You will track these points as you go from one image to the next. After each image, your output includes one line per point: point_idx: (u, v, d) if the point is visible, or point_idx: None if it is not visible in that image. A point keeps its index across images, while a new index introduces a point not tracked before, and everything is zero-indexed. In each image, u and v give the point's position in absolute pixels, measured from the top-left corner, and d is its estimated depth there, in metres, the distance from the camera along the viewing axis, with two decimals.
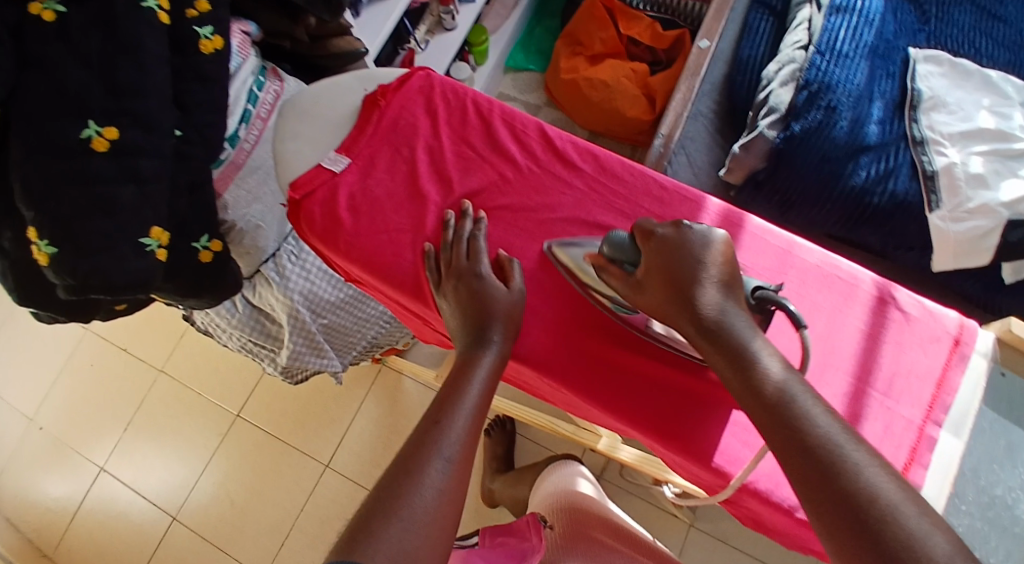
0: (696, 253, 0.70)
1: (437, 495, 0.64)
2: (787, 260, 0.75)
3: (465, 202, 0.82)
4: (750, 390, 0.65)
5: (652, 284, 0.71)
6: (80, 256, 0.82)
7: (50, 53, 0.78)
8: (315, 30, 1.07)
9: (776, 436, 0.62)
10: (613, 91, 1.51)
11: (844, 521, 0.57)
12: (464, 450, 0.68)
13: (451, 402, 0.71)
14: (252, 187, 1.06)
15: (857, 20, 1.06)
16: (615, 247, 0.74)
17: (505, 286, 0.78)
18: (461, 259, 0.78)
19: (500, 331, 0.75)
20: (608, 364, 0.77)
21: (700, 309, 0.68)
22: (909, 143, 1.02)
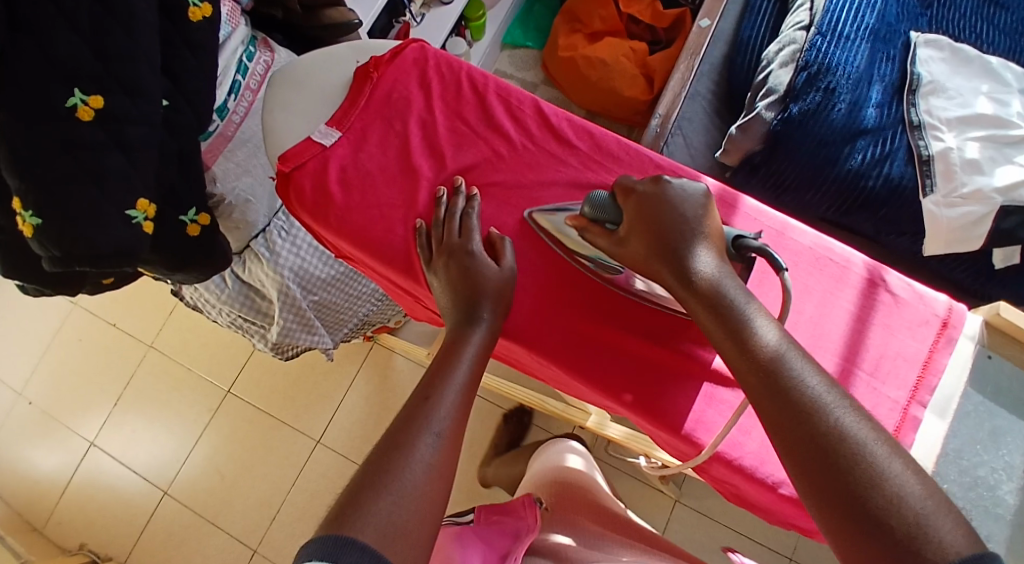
0: (679, 207, 0.71)
1: (427, 470, 0.64)
2: (779, 241, 0.74)
3: (458, 178, 0.81)
4: (739, 348, 0.65)
5: (632, 241, 0.72)
6: (66, 225, 0.79)
7: (42, 16, 0.74)
8: (306, 1, 1.04)
9: (765, 395, 0.62)
10: (611, 69, 1.50)
11: (834, 486, 0.57)
12: (454, 426, 0.68)
13: (442, 377, 0.71)
14: (241, 160, 1.04)
15: (858, 2, 1.06)
16: (597, 208, 0.75)
17: (497, 264, 0.77)
18: (453, 236, 0.78)
19: (491, 309, 0.75)
20: (593, 341, 0.77)
21: (689, 270, 0.68)
22: (906, 127, 1.02)
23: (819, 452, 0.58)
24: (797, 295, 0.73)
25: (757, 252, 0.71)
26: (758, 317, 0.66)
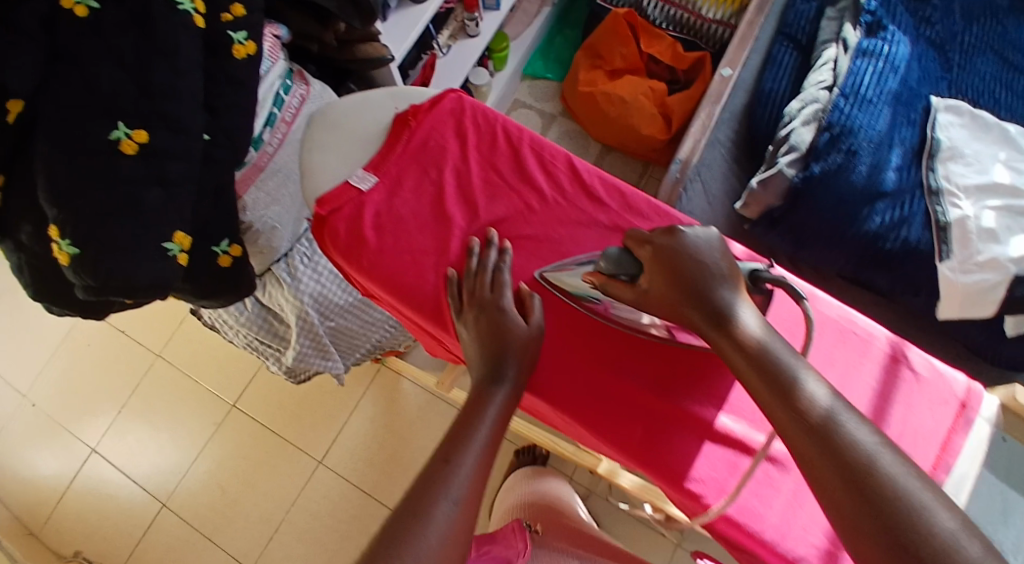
0: (697, 255, 0.72)
1: (444, 538, 0.64)
2: (805, 310, 0.77)
3: (491, 231, 0.83)
4: (771, 390, 0.65)
5: (654, 290, 0.73)
6: (103, 253, 0.81)
7: (86, 49, 0.78)
8: (344, 36, 1.07)
9: (798, 437, 0.63)
10: (630, 107, 1.51)
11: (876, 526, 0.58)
12: (470, 494, 0.68)
13: (462, 441, 0.71)
14: (271, 190, 1.06)
15: (883, 67, 1.07)
16: (614, 263, 0.75)
17: (526, 321, 0.78)
18: (485, 290, 0.79)
19: (516, 367, 0.75)
20: (612, 399, 0.77)
21: (719, 312, 0.70)
22: (924, 192, 1.04)
23: (858, 494, 0.59)
24: (821, 364, 0.75)
25: (773, 285, 0.74)
26: (788, 356, 0.67)
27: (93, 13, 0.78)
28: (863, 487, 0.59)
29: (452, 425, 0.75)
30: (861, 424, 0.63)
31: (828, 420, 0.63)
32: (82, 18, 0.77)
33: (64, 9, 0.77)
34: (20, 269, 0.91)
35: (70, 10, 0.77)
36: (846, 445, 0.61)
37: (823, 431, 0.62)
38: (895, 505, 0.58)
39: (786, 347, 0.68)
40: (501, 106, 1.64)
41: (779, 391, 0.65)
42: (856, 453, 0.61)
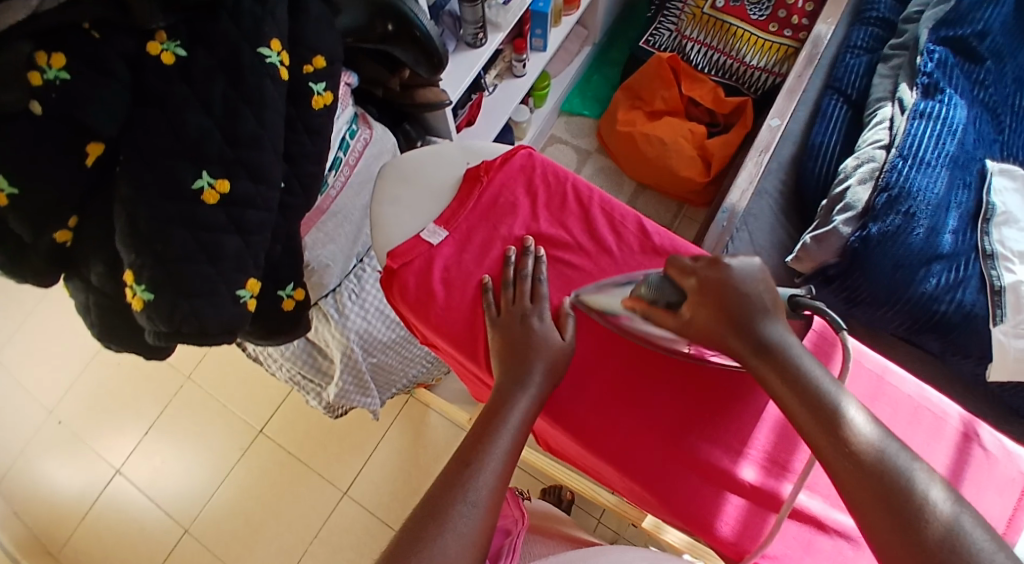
0: (740, 286, 0.75)
1: (460, 542, 0.67)
2: (878, 386, 0.77)
3: (528, 239, 0.85)
4: (810, 413, 0.68)
5: (698, 319, 0.75)
6: (179, 298, 0.84)
7: (174, 92, 0.79)
8: (407, 81, 1.11)
9: (827, 448, 0.67)
10: (669, 148, 1.51)
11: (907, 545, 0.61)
12: (490, 498, 0.70)
13: (483, 445, 0.73)
14: (330, 230, 1.11)
15: (941, 129, 1.08)
16: (654, 289, 0.78)
17: (560, 335, 0.80)
18: (525, 300, 0.82)
19: (543, 373, 0.77)
20: (654, 443, 0.77)
21: (763, 340, 0.73)
22: (979, 255, 1.05)
23: (888, 511, 0.63)
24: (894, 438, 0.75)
25: (812, 311, 0.77)
26: (902, 458, 0.65)
27: (180, 60, 0.79)
28: (892, 501, 0.63)
29: (473, 426, 0.76)
30: (890, 442, 0.66)
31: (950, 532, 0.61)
32: (169, 64, 0.79)
33: (151, 54, 0.78)
34: (87, 308, 0.93)
35: (157, 56, 0.78)
36: (874, 459, 0.65)
37: (852, 446, 0.66)
38: (929, 527, 0.61)
39: (825, 375, 0.71)
40: (538, 142, 1.65)
41: (817, 415, 0.68)
42: (885, 470, 0.64)
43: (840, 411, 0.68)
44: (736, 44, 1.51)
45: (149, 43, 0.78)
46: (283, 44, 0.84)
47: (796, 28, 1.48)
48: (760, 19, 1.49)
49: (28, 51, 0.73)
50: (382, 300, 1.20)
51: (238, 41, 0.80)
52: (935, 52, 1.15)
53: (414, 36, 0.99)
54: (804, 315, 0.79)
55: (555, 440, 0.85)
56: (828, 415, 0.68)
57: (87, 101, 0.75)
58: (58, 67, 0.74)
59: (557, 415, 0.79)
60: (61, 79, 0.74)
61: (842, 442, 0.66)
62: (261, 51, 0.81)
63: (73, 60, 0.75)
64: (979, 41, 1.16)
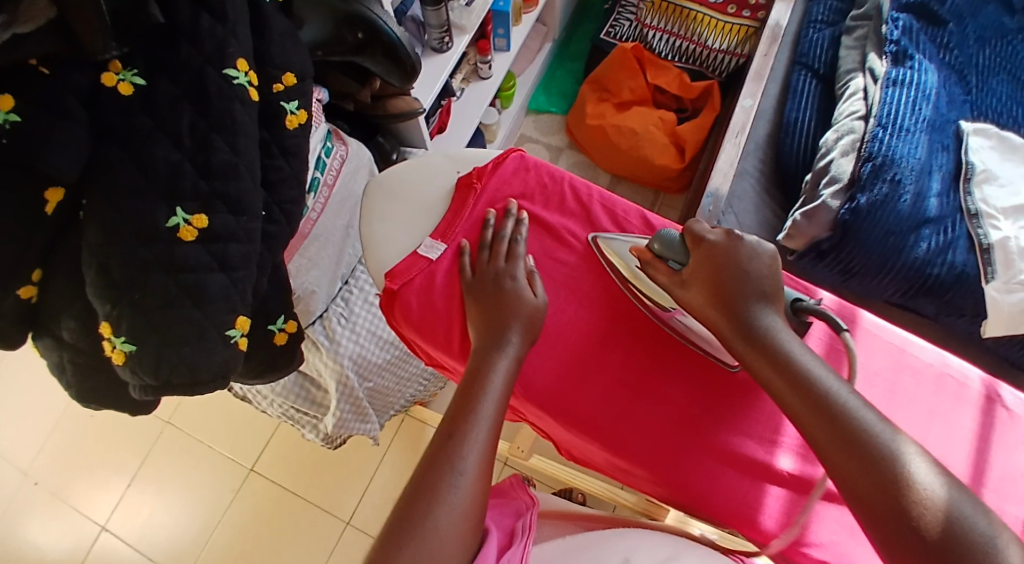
0: (742, 264, 0.75)
1: (452, 514, 0.68)
2: (900, 358, 0.79)
3: (513, 202, 0.87)
4: (801, 399, 0.68)
5: (694, 281, 0.77)
6: (165, 347, 0.79)
7: (135, 127, 0.74)
8: (378, 91, 1.07)
9: (820, 430, 0.66)
10: (641, 139, 1.51)
11: (893, 516, 0.61)
12: (480, 465, 0.71)
13: (466, 417, 0.73)
14: (313, 255, 1.07)
15: (915, 95, 1.10)
16: (665, 245, 0.80)
17: (531, 293, 0.82)
18: (500, 260, 0.83)
19: (520, 332, 0.78)
20: (674, 434, 0.77)
21: (752, 329, 0.72)
22: (964, 215, 1.06)
23: (882, 486, 0.62)
24: (922, 408, 0.77)
25: (815, 317, 0.77)
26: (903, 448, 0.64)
27: (138, 89, 0.75)
28: (883, 473, 0.62)
29: (456, 392, 0.76)
30: (883, 419, 0.66)
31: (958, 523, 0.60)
32: (128, 95, 0.74)
33: (106, 86, 0.74)
34: (61, 369, 0.87)
35: (114, 87, 0.74)
36: (863, 436, 0.64)
37: (843, 424, 0.65)
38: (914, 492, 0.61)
39: (817, 362, 0.70)
40: (509, 142, 1.63)
41: (807, 398, 0.67)
42: (877, 448, 0.63)
43: (831, 393, 0.67)
44: (697, 27, 1.52)
45: (103, 73, 0.74)
46: (250, 64, 0.80)
47: (754, 8, 1.48)
48: (717, 2, 1.50)
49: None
50: (373, 321, 1.16)
51: (202, 66, 0.76)
52: (899, 20, 1.18)
53: (385, 45, 0.95)
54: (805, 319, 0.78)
55: (569, 440, 0.84)
56: (819, 397, 0.67)
57: (41, 144, 0.70)
58: (7, 109, 0.69)
59: (575, 419, 0.78)
60: (11, 122, 0.69)
61: (834, 420, 0.66)
62: (228, 72, 0.78)
63: (22, 102, 0.70)
64: (940, 4, 1.20)
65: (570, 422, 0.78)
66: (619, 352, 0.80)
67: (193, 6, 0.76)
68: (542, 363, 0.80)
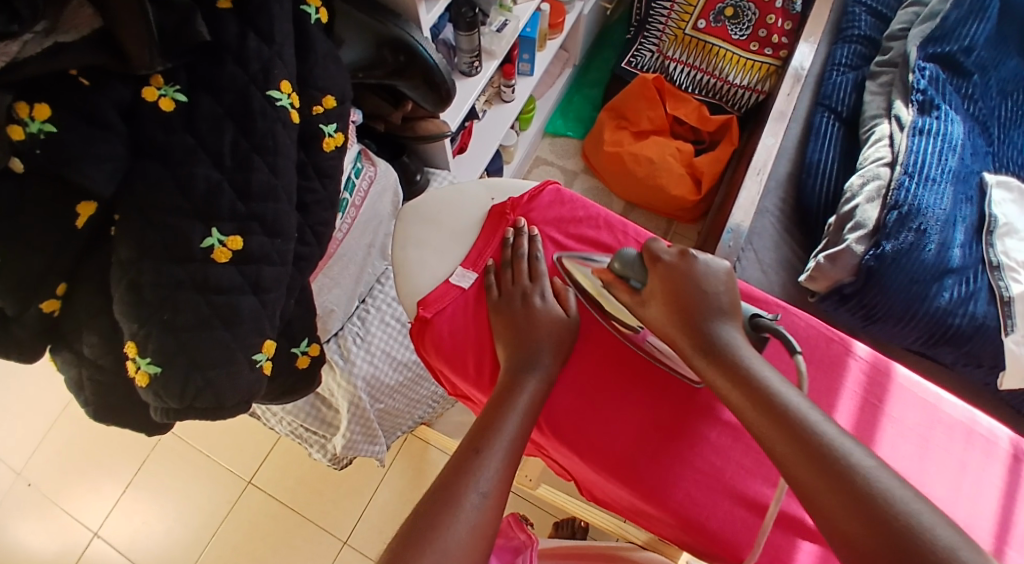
0: (700, 279, 0.77)
1: (470, 530, 0.67)
2: (932, 412, 0.79)
3: (521, 221, 0.88)
4: (760, 412, 0.69)
5: (653, 304, 0.78)
6: (193, 369, 0.77)
7: (174, 142, 0.72)
8: (409, 113, 1.07)
9: (777, 442, 0.67)
10: (658, 168, 1.51)
11: (844, 508, 0.62)
12: (499, 484, 0.71)
13: (491, 430, 0.74)
14: (335, 275, 1.06)
15: (942, 146, 1.10)
16: (625, 264, 0.81)
17: (564, 312, 0.83)
18: (523, 279, 0.84)
19: (550, 354, 0.79)
20: (692, 473, 0.77)
21: (710, 342, 0.74)
22: (985, 266, 1.07)
23: (827, 485, 0.63)
24: (949, 461, 0.77)
25: (772, 334, 0.78)
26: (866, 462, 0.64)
27: (180, 105, 0.73)
28: (841, 479, 0.63)
29: (483, 409, 0.77)
30: (841, 431, 0.67)
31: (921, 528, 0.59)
32: (168, 111, 0.72)
33: (148, 101, 0.72)
34: (79, 387, 0.85)
35: (154, 101, 0.72)
36: (827, 450, 0.65)
37: (796, 429, 0.67)
38: (868, 494, 0.62)
39: (775, 376, 0.71)
40: (524, 165, 1.63)
41: (766, 412, 0.69)
42: (836, 457, 0.64)
43: (788, 405, 0.69)
44: (718, 63, 1.52)
45: (144, 87, 0.72)
46: (293, 86, 0.79)
47: (777, 47, 1.49)
48: (741, 38, 1.51)
49: (8, 102, 0.65)
50: (389, 342, 1.16)
51: (246, 86, 0.75)
52: (926, 70, 1.18)
53: (424, 69, 0.94)
54: (762, 336, 0.79)
55: (594, 482, 0.83)
56: (778, 410, 0.68)
57: (77, 157, 0.68)
58: (43, 118, 0.66)
59: (605, 460, 0.78)
60: (46, 132, 0.66)
61: (794, 433, 0.67)
62: (270, 93, 0.76)
63: (59, 111, 0.67)
64: (966, 56, 1.20)
65: (596, 461, 0.78)
66: (649, 391, 0.81)
67: (241, 25, 0.74)
68: (567, 393, 0.81)
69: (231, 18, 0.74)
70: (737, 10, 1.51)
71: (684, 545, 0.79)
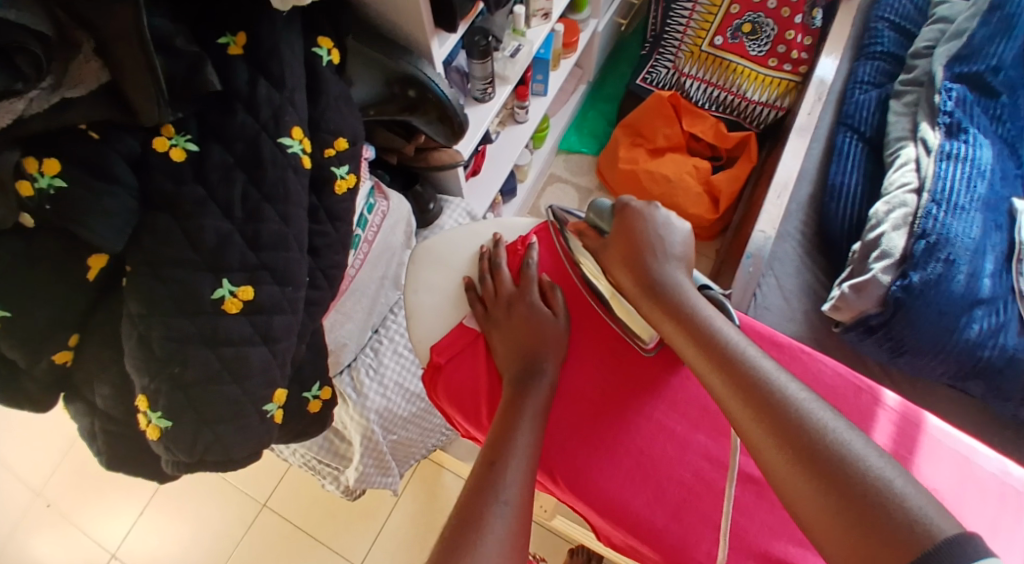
0: (656, 229, 0.82)
1: (500, 543, 0.65)
2: (964, 466, 0.77)
3: (532, 239, 0.91)
4: (692, 337, 0.74)
5: (611, 243, 0.84)
6: (202, 425, 0.77)
7: (184, 194, 0.71)
8: (422, 144, 1.05)
9: (703, 361, 0.72)
10: (675, 187, 1.48)
11: (755, 407, 0.67)
12: (521, 493, 0.70)
13: (506, 442, 0.73)
14: (348, 309, 1.05)
15: (969, 172, 1.07)
16: (597, 213, 0.87)
17: (552, 311, 0.85)
18: (509, 285, 0.87)
19: (552, 359, 0.81)
20: (704, 513, 0.76)
21: (655, 283, 0.79)
22: (1016, 296, 1.03)
23: (741, 390, 0.68)
24: (981, 515, 0.75)
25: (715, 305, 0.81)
26: (780, 378, 0.69)
27: (191, 155, 0.71)
28: (762, 396, 0.67)
29: (495, 422, 0.77)
30: (769, 358, 0.71)
31: (820, 428, 0.64)
32: (180, 161, 0.71)
33: (158, 151, 0.70)
34: (91, 437, 0.86)
35: (165, 152, 0.70)
36: (747, 367, 0.70)
37: (722, 350, 0.72)
38: (786, 410, 0.66)
39: (712, 312, 0.76)
40: (538, 182, 1.62)
41: (700, 343, 0.73)
42: (760, 378, 0.68)
43: (718, 333, 0.73)
44: (736, 80, 1.50)
45: (155, 138, 0.70)
46: (305, 131, 0.77)
47: (796, 63, 1.46)
48: (760, 54, 1.48)
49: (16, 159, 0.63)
50: (401, 374, 1.14)
51: (257, 134, 0.73)
52: (952, 91, 1.15)
53: (437, 104, 0.92)
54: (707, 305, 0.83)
55: (613, 537, 0.82)
56: (710, 336, 0.73)
57: (85, 212, 0.66)
58: (52, 173, 0.65)
59: (625, 521, 0.77)
60: (56, 186, 0.65)
61: (724, 360, 0.71)
62: (282, 140, 0.74)
63: (68, 165, 0.66)
64: (993, 76, 1.16)
65: (600, 501, 0.78)
66: (669, 444, 0.80)
67: (251, 70, 0.73)
68: (580, 440, 0.81)
69: (241, 63, 0.72)
70: (755, 26, 1.47)
71: None
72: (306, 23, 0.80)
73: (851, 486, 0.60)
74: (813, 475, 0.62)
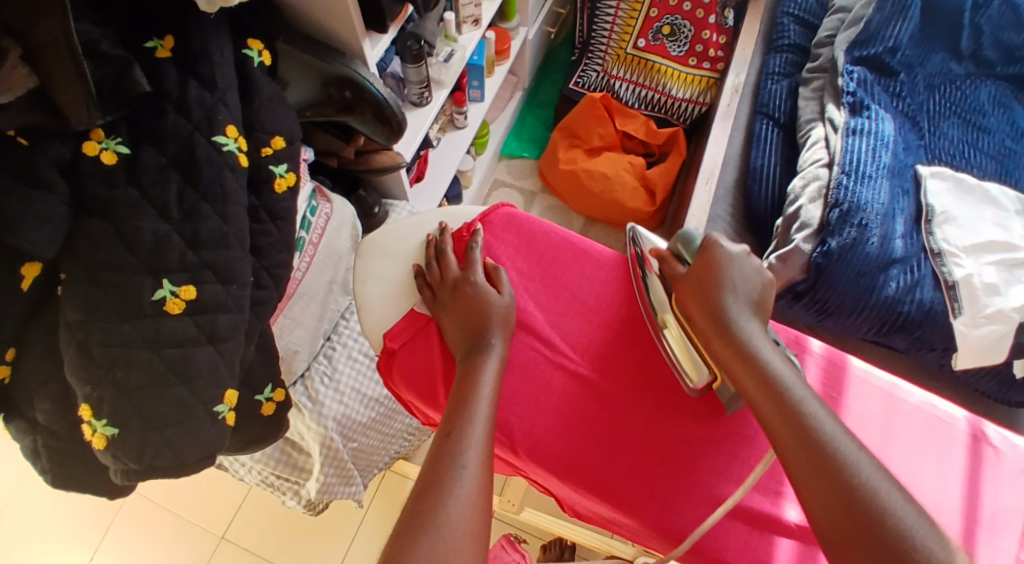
0: (734, 272, 0.83)
1: (459, 504, 0.70)
2: (890, 402, 0.83)
3: (476, 226, 0.95)
4: (754, 378, 0.76)
5: (689, 275, 0.85)
6: (149, 428, 0.78)
7: (118, 197, 0.73)
8: (362, 146, 1.09)
9: (766, 405, 0.75)
10: (612, 182, 1.54)
11: (811, 459, 0.70)
12: (481, 457, 0.74)
13: (461, 414, 0.77)
14: (296, 314, 1.09)
15: (874, 143, 1.16)
16: (687, 246, 0.88)
17: (497, 291, 0.89)
18: (453, 270, 0.90)
19: (498, 334, 0.85)
20: (656, 467, 0.82)
21: (722, 320, 0.80)
22: (928, 254, 1.10)
23: (802, 441, 0.71)
24: (910, 446, 0.80)
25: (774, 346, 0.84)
26: (839, 433, 0.71)
27: (123, 158, 0.74)
28: (818, 443, 0.71)
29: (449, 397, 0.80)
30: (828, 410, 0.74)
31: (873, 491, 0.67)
32: (111, 165, 0.73)
33: (88, 155, 0.73)
34: (36, 455, 0.86)
35: (96, 156, 0.73)
36: (806, 419, 0.72)
37: (784, 399, 0.74)
38: (839, 456, 0.69)
39: (775, 355, 0.78)
40: (482, 187, 1.66)
41: (760, 383, 0.76)
42: (821, 432, 0.71)
43: (779, 378, 0.76)
44: (661, 79, 1.58)
45: (85, 143, 0.73)
46: (239, 130, 0.80)
47: (714, 60, 1.55)
48: (680, 55, 1.57)
49: None
50: (357, 379, 1.16)
51: (191, 134, 0.76)
52: (853, 73, 1.24)
53: (373, 104, 0.96)
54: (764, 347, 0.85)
55: (574, 499, 0.86)
56: (770, 381, 0.75)
57: (18, 220, 0.68)
58: None
59: (585, 481, 0.81)
60: None
61: (785, 405, 0.74)
62: (217, 140, 0.77)
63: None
64: (891, 56, 1.26)
65: (560, 468, 0.82)
66: (617, 409, 0.85)
67: (181, 73, 0.76)
68: (536, 412, 0.85)
69: (170, 66, 0.76)
70: (674, 28, 1.56)
71: (638, 536, 0.83)
72: (236, 28, 0.84)
73: (893, 550, 0.64)
74: (859, 527, 0.66)
